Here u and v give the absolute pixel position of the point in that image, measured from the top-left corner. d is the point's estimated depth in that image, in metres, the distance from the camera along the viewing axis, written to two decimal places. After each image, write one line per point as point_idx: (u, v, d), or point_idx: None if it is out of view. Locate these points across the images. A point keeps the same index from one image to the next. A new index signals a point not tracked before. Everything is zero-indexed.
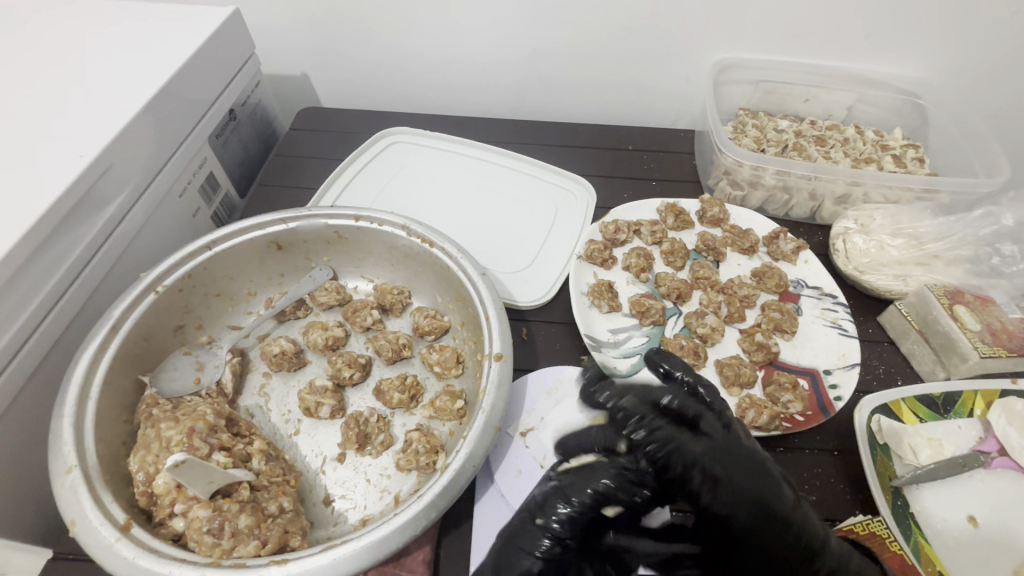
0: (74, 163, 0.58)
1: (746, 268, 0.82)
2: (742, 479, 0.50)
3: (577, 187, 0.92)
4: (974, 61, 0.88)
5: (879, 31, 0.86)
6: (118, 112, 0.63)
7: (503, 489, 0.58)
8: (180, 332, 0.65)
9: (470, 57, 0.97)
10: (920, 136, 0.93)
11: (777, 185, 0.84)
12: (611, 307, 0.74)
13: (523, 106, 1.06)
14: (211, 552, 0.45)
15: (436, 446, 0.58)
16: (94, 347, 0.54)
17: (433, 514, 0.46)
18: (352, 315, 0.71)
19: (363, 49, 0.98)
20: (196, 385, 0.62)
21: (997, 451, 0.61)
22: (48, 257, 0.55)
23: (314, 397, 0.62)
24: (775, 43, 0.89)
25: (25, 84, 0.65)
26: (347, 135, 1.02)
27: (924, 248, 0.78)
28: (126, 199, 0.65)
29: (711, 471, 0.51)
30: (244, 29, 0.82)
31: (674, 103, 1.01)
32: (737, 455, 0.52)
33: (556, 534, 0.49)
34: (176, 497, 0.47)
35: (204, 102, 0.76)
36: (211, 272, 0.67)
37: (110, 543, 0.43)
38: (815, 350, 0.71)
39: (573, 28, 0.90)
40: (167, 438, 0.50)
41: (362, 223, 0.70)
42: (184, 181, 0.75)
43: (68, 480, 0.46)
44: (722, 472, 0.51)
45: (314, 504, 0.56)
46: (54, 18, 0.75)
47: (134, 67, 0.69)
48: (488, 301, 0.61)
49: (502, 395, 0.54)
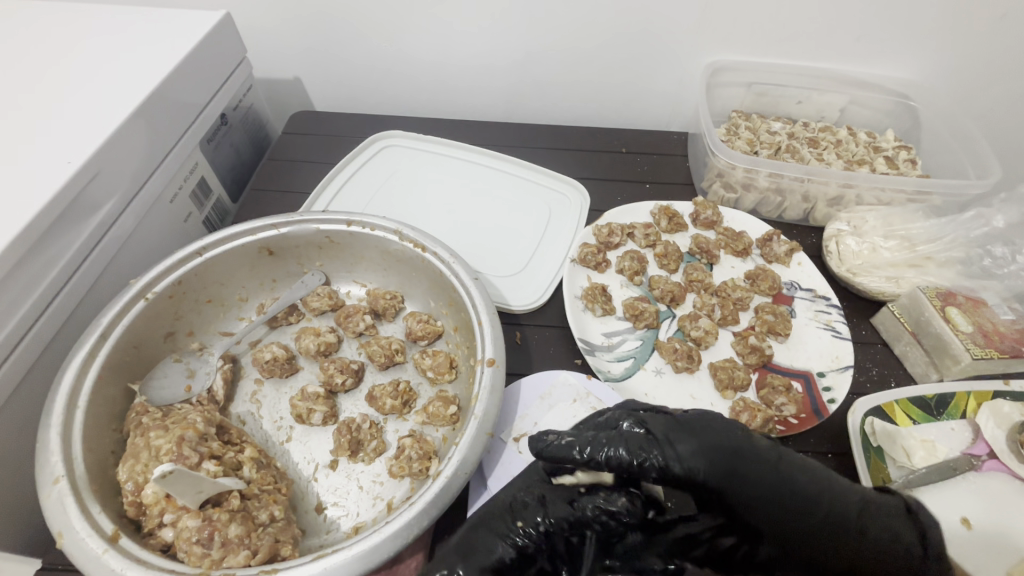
0: (62, 169, 0.57)
1: (739, 270, 0.82)
2: (705, 448, 0.50)
3: (572, 190, 0.92)
4: (966, 63, 0.88)
5: (871, 32, 0.86)
6: (108, 115, 0.63)
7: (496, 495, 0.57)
8: (171, 339, 0.65)
9: (463, 60, 0.97)
10: (911, 138, 0.93)
11: (770, 187, 0.84)
12: (604, 311, 0.74)
13: (517, 109, 1.06)
14: (200, 563, 0.45)
15: (429, 452, 0.58)
16: (82, 356, 0.53)
17: (425, 522, 0.46)
18: (344, 320, 0.70)
19: (356, 52, 0.97)
20: (187, 394, 0.61)
21: (987, 455, 0.61)
22: (36, 263, 0.54)
23: (306, 404, 0.61)
24: (767, 46, 0.90)
25: (14, 89, 0.65)
26: (340, 139, 1.02)
27: (916, 250, 0.78)
28: (117, 204, 0.64)
29: (680, 445, 0.50)
30: (235, 32, 0.82)
31: (667, 106, 1.01)
32: (701, 429, 0.51)
33: (530, 538, 0.50)
34: (165, 507, 0.46)
35: (195, 106, 0.76)
36: (203, 278, 0.66)
37: (97, 555, 0.42)
38: (808, 352, 0.72)
39: (566, 31, 0.90)
40: (156, 446, 0.50)
41: (354, 229, 0.69)
42: (175, 185, 0.75)
43: (55, 490, 0.45)
44: (701, 450, 0.50)
45: (306, 512, 0.56)
46: (43, 23, 0.74)
47: (124, 71, 0.68)
48: (480, 306, 0.61)
49: (494, 400, 0.54)
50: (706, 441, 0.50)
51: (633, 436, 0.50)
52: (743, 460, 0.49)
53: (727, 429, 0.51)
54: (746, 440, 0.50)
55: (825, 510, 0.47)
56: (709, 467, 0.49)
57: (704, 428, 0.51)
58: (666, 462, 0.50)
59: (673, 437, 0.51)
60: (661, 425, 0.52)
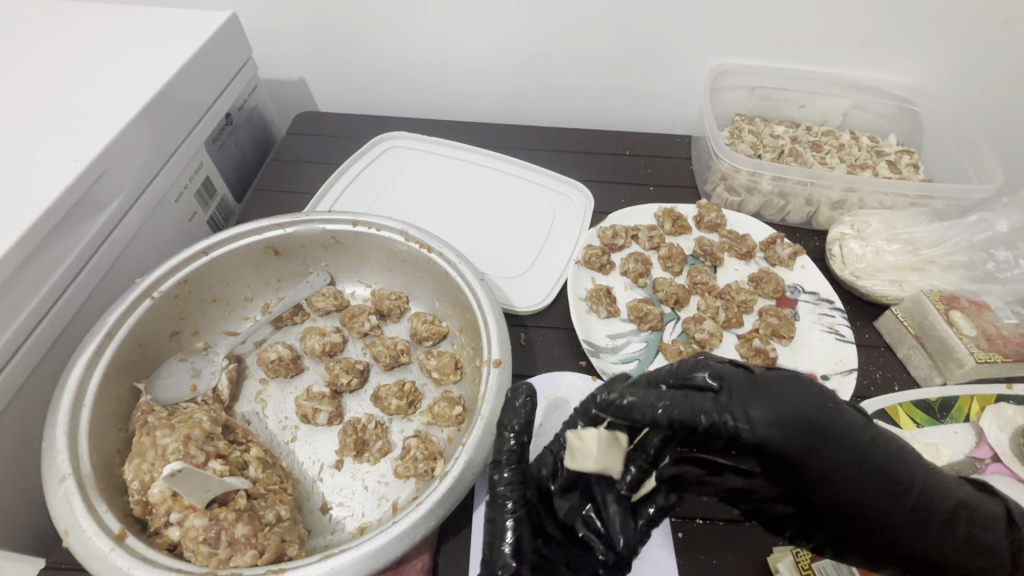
0: (69, 168, 0.57)
1: (743, 273, 0.82)
2: (788, 414, 0.41)
3: (576, 192, 0.92)
4: (968, 68, 0.89)
5: (874, 37, 0.86)
6: (115, 114, 0.63)
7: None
8: (176, 338, 0.65)
9: (468, 63, 0.97)
10: (914, 143, 0.94)
11: (774, 191, 0.85)
12: (609, 313, 0.74)
13: (521, 111, 1.06)
14: (207, 562, 0.44)
15: (434, 453, 0.58)
16: (88, 355, 0.53)
17: (432, 523, 0.46)
18: (349, 321, 0.70)
19: (361, 53, 0.98)
20: (192, 393, 0.61)
21: (991, 458, 0.61)
22: (42, 262, 0.54)
23: (311, 403, 0.61)
24: (771, 50, 0.90)
25: (21, 89, 0.65)
26: (345, 140, 1.03)
27: (919, 253, 0.79)
28: (122, 203, 0.64)
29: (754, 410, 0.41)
30: (241, 33, 0.82)
31: (671, 109, 1.01)
32: (783, 392, 0.42)
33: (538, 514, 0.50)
34: (172, 506, 0.46)
35: (201, 106, 0.76)
36: (208, 278, 0.66)
37: (104, 553, 0.42)
38: (812, 355, 0.72)
39: (571, 34, 0.90)
40: (162, 446, 0.50)
41: (359, 229, 0.69)
42: (180, 185, 0.75)
43: (62, 489, 0.45)
44: (785, 418, 0.41)
45: (311, 512, 0.56)
46: (49, 22, 0.74)
47: (130, 71, 0.69)
48: (486, 306, 0.61)
49: (500, 401, 0.54)
50: (789, 403, 0.41)
51: (702, 397, 0.42)
52: (826, 430, 0.41)
53: (818, 397, 0.42)
54: (834, 411, 0.42)
55: (913, 499, 0.40)
56: (787, 434, 0.40)
57: (790, 390, 0.42)
58: (736, 427, 0.41)
59: (748, 400, 0.42)
60: (737, 384, 0.43)
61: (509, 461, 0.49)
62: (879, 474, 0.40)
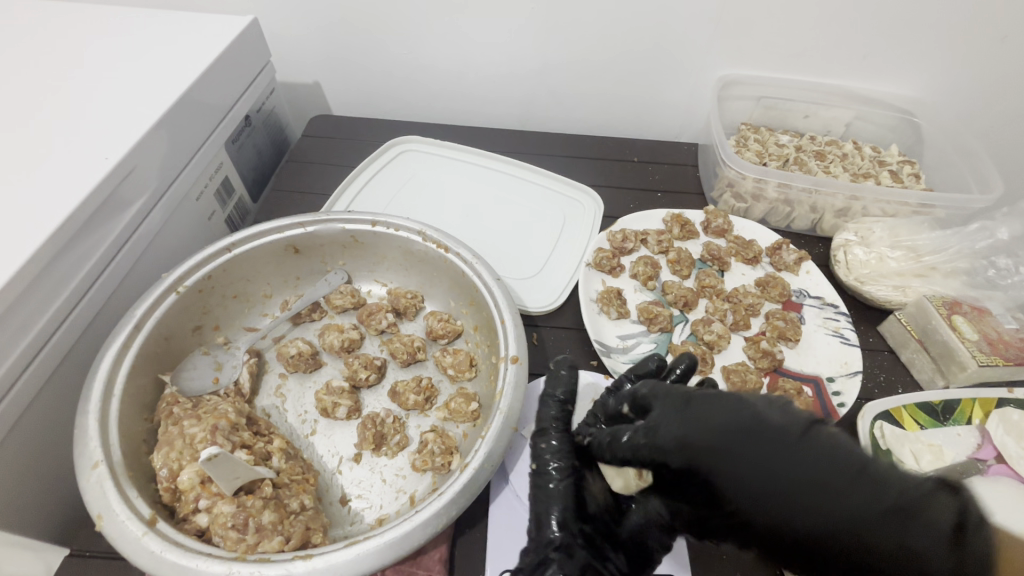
0: (100, 165, 0.59)
1: (750, 277, 0.84)
2: (675, 428, 0.44)
3: (585, 197, 0.94)
4: (968, 81, 0.92)
5: (876, 51, 0.89)
6: (141, 115, 0.65)
7: (518, 490, 0.59)
8: (198, 332, 0.66)
9: (481, 69, 1.00)
10: (915, 153, 0.96)
11: (779, 198, 0.87)
12: (619, 314, 0.76)
13: (531, 117, 1.09)
14: (235, 546, 0.46)
15: (451, 447, 0.59)
16: (117, 346, 0.55)
17: (454, 512, 0.47)
18: (366, 318, 0.72)
19: (376, 59, 1.00)
20: (215, 385, 0.63)
21: (994, 458, 0.63)
22: (72, 255, 0.56)
23: (331, 397, 0.63)
24: (776, 61, 0.93)
25: (52, 88, 0.67)
26: (359, 143, 1.05)
27: (921, 260, 0.81)
28: (148, 200, 0.66)
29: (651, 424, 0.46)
30: (262, 38, 0.84)
31: (678, 118, 1.04)
32: (704, 405, 0.43)
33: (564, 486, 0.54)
34: (201, 493, 0.48)
35: (222, 108, 0.78)
36: (230, 274, 0.68)
37: (137, 537, 0.43)
38: (818, 358, 0.74)
39: (582, 43, 0.92)
40: (190, 435, 0.51)
41: (378, 228, 0.71)
42: (201, 184, 0.77)
43: (95, 474, 0.46)
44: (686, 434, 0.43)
45: (331, 503, 0.57)
46: (77, 25, 0.77)
47: (157, 72, 0.71)
48: (503, 305, 0.62)
49: (518, 397, 0.55)
50: (726, 423, 0.41)
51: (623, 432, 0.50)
52: (736, 441, 0.40)
53: (736, 405, 0.42)
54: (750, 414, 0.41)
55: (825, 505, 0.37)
56: (694, 447, 0.42)
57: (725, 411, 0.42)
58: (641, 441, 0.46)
59: (661, 416, 0.46)
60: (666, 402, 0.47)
61: (554, 427, 0.57)
62: (803, 481, 0.37)
